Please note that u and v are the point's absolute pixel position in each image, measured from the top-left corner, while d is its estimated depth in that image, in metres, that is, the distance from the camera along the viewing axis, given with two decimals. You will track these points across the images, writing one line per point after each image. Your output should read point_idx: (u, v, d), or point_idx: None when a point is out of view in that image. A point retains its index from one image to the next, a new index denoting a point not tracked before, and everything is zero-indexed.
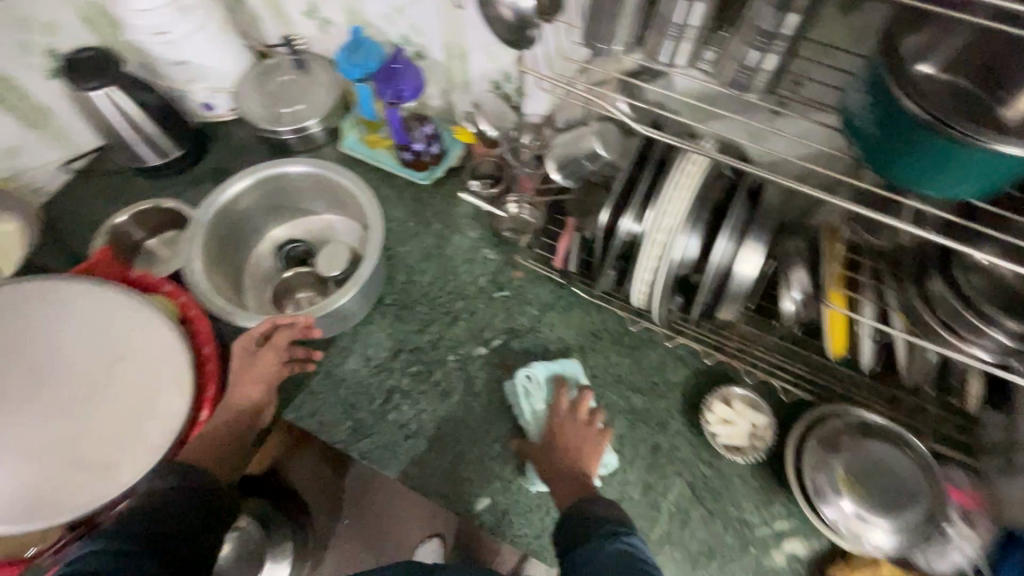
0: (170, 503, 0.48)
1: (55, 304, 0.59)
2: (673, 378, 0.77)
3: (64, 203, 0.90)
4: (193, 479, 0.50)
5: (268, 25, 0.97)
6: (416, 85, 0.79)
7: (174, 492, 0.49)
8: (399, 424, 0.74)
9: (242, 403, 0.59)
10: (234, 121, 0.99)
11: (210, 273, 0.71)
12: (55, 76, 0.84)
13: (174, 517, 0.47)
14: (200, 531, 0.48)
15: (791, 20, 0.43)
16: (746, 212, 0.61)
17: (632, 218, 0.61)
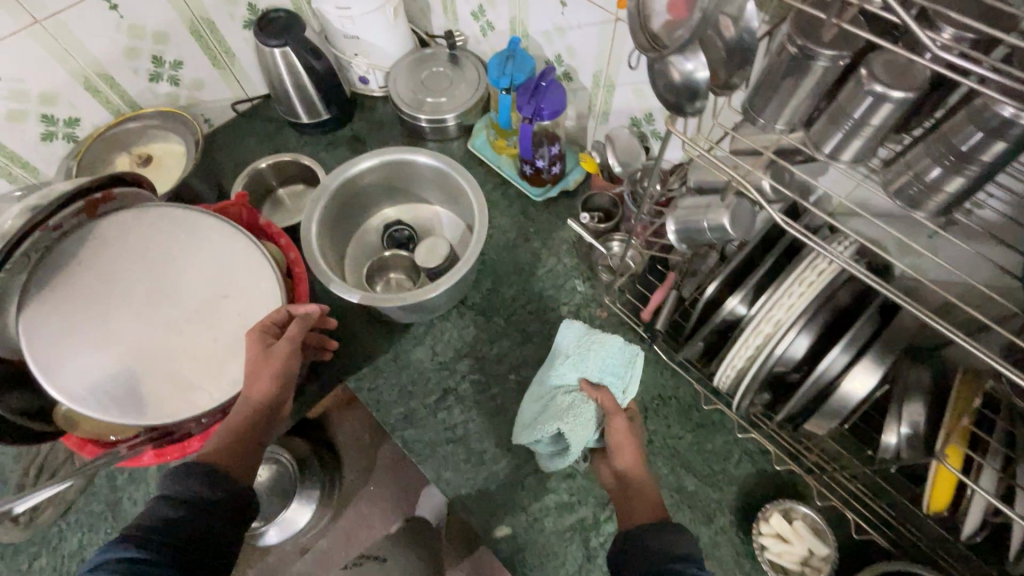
0: (186, 518, 0.48)
1: (186, 226, 0.62)
2: (734, 472, 0.71)
3: (225, 137, 1.01)
4: (209, 492, 0.51)
5: (436, 17, 1.02)
6: (557, 108, 0.78)
7: (185, 506, 0.49)
8: (446, 426, 0.75)
9: (254, 400, 0.56)
10: (381, 97, 1.06)
11: (322, 235, 0.76)
12: (248, 27, 0.95)
13: (191, 531, 0.48)
14: (217, 541, 0.49)
15: (996, 147, 0.37)
16: (871, 329, 0.54)
17: (740, 299, 0.57)
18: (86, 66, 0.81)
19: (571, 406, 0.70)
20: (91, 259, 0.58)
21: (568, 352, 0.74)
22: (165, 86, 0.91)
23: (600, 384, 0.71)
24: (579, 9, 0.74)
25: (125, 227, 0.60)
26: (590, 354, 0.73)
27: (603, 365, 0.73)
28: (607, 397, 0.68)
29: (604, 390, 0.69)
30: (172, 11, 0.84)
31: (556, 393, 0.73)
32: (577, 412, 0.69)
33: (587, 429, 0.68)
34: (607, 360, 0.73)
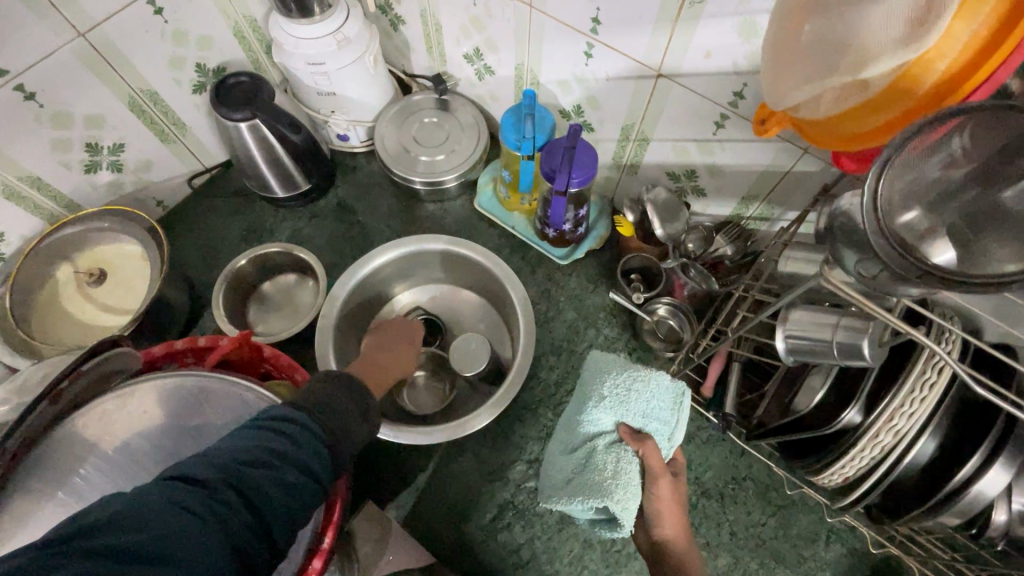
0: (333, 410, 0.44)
1: (166, 398, 0.49)
2: (825, 556, 0.67)
3: (185, 221, 0.86)
4: (351, 401, 0.47)
5: (419, 58, 0.89)
6: (589, 171, 0.68)
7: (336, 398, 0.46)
8: (511, 549, 0.67)
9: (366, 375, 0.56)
10: (363, 153, 0.93)
11: (338, 353, 0.65)
12: (199, 91, 0.79)
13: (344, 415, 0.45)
14: (355, 436, 0.45)
15: None
16: (1001, 431, 0.49)
17: (856, 410, 0.51)
18: (4, 172, 0.64)
19: (614, 463, 0.61)
20: (75, 478, 0.45)
21: (604, 394, 0.65)
22: (106, 174, 0.75)
23: (644, 435, 0.62)
24: (608, 61, 0.64)
25: (111, 425, 0.47)
26: (633, 397, 0.64)
27: (647, 409, 0.64)
28: (655, 455, 0.61)
29: (651, 445, 0.61)
30: (106, 89, 0.68)
31: (592, 444, 0.63)
32: (624, 473, 0.60)
33: (636, 499, 0.59)
34: (652, 405, 0.64)
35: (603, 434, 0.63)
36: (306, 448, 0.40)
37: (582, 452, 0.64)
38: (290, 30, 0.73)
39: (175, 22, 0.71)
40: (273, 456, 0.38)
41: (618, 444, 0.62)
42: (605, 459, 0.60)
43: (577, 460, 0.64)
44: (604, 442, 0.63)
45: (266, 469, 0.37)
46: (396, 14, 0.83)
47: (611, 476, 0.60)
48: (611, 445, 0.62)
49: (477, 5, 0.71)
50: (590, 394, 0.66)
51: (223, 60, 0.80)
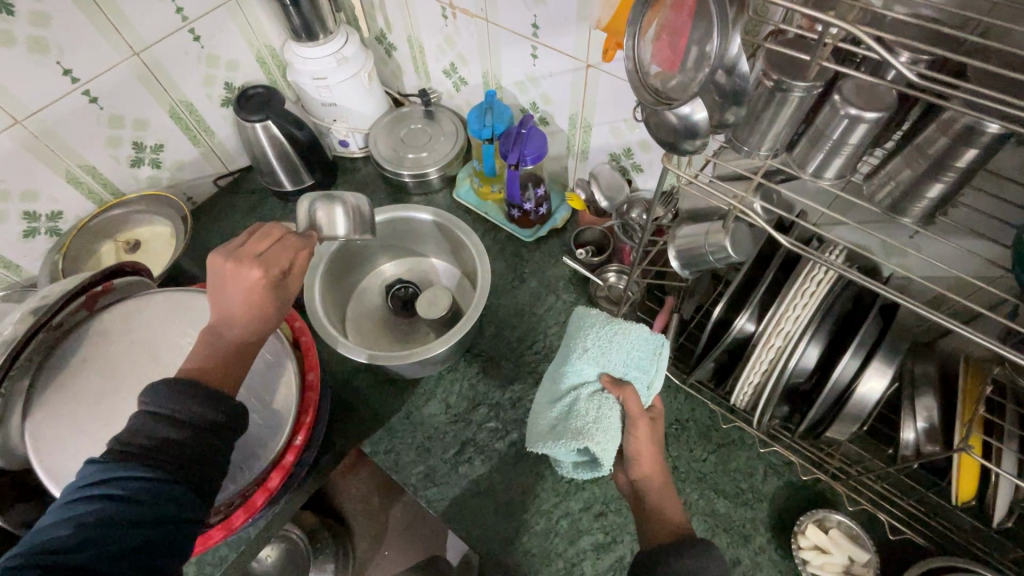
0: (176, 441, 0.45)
1: (183, 309, 0.61)
2: (763, 488, 0.71)
3: (209, 214, 1.01)
4: (211, 415, 0.48)
5: (408, 77, 1.06)
6: (539, 151, 0.81)
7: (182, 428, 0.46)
8: (470, 480, 0.74)
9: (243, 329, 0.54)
10: (361, 158, 1.08)
11: (323, 300, 0.76)
12: (226, 105, 0.96)
13: (191, 445, 0.46)
14: (217, 455, 0.47)
15: (967, 156, 0.40)
16: (875, 331, 0.57)
17: (747, 317, 0.59)
18: (67, 159, 0.81)
19: (596, 411, 0.61)
20: (97, 356, 0.57)
21: (587, 346, 0.63)
22: (147, 169, 0.91)
23: (625, 382, 0.62)
24: (549, 59, 0.78)
25: (130, 321, 0.59)
26: (615, 346, 0.63)
27: (627, 358, 0.63)
28: (635, 401, 0.61)
29: (632, 393, 0.61)
30: (152, 99, 0.86)
31: (574, 394, 0.63)
32: (606, 421, 0.60)
33: (615, 441, 0.60)
34: (633, 353, 0.63)
35: (587, 387, 0.63)
36: (148, 504, 0.42)
37: (564, 402, 0.63)
38: (298, 51, 0.90)
39: (209, 48, 0.89)
40: (110, 523, 0.40)
41: (601, 395, 0.62)
42: (586, 406, 0.61)
43: (559, 408, 0.64)
44: (587, 394, 0.62)
45: (107, 539, 0.39)
46: (389, 41, 1.00)
47: (593, 423, 0.60)
48: (594, 396, 0.62)
49: (448, 25, 0.88)
50: (573, 345, 0.65)
51: (248, 80, 0.98)
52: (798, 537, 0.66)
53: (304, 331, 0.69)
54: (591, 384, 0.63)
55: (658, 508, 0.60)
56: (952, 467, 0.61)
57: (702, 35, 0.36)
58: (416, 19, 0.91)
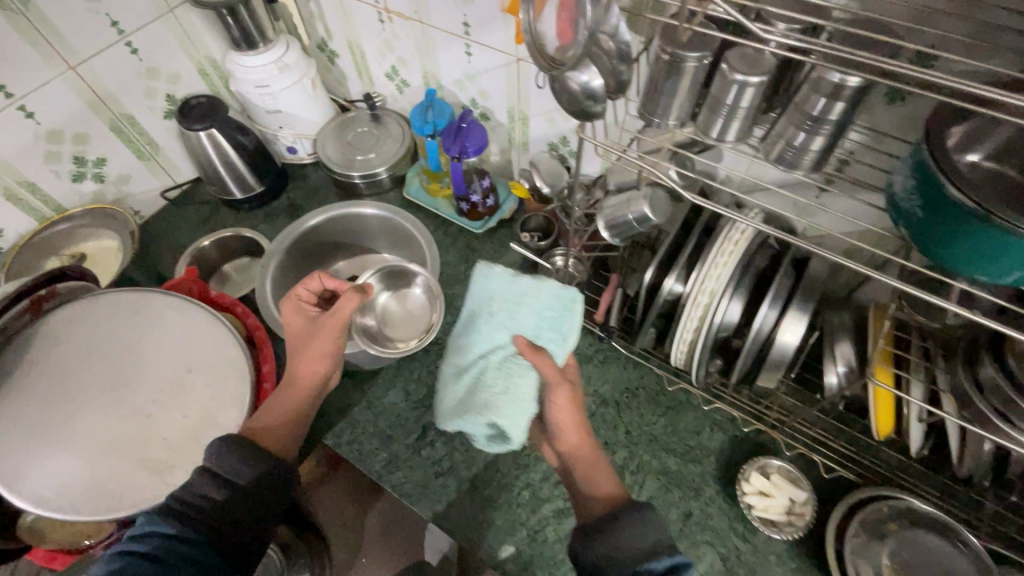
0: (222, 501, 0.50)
1: (139, 312, 0.62)
2: (709, 444, 0.75)
3: (158, 226, 1.01)
4: (249, 474, 0.52)
5: (352, 83, 1.08)
6: (480, 143, 0.85)
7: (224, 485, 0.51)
8: (433, 462, 0.76)
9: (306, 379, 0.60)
10: (311, 163, 1.10)
11: (277, 296, 0.78)
12: (170, 117, 0.97)
13: (229, 504, 0.50)
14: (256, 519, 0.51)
15: (836, 108, 0.46)
16: (790, 283, 0.62)
17: (675, 279, 0.64)
18: (4, 175, 0.80)
19: (507, 379, 0.64)
20: (44, 359, 0.58)
21: (493, 309, 0.65)
22: (90, 184, 0.91)
23: (540, 347, 0.63)
24: (483, 55, 0.82)
25: (85, 324, 0.61)
26: (522, 307, 0.65)
27: (538, 320, 0.65)
28: (548, 365, 0.62)
29: (546, 357, 0.63)
30: (91, 113, 0.86)
31: (483, 361, 0.66)
32: (518, 389, 0.63)
33: (525, 412, 0.62)
34: (544, 314, 0.65)
35: (501, 354, 0.65)
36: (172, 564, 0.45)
37: (473, 372, 0.66)
38: (240, 60, 0.92)
39: (148, 61, 0.90)
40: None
41: (513, 362, 0.64)
42: (496, 376, 0.64)
43: (466, 380, 0.67)
44: (499, 363, 0.65)
45: None
46: (331, 49, 1.03)
47: (500, 393, 0.63)
48: (504, 364, 0.64)
49: (385, 30, 0.91)
50: (481, 311, 0.67)
51: (190, 91, 0.99)
52: (744, 485, 0.70)
53: (256, 324, 0.69)
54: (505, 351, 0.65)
55: (593, 479, 0.61)
56: (871, 403, 0.67)
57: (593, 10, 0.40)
58: (355, 25, 0.94)
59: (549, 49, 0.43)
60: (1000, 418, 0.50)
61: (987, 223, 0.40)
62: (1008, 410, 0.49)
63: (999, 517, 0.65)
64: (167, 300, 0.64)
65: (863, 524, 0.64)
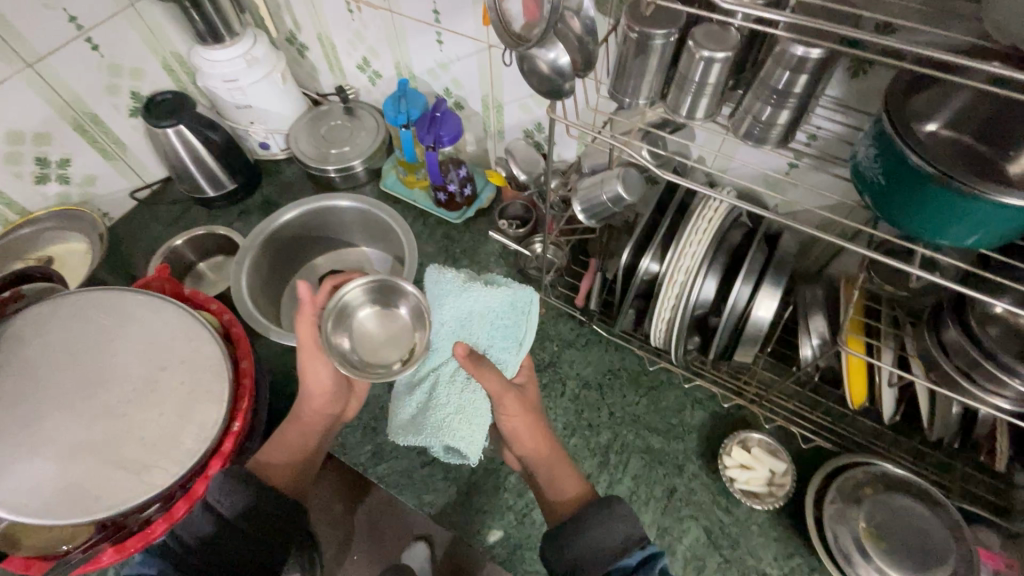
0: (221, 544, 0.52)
1: (111, 310, 0.61)
2: (691, 421, 0.76)
3: (129, 227, 0.99)
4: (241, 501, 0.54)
5: (324, 76, 1.07)
6: (455, 132, 0.85)
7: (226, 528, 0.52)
8: (419, 451, 0.76)
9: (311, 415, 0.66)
10: (284, 159, 1.08)
11: (254, 292, 0.77)
12: (136, 115, 0.95)
13: (228, 542, 0.52)
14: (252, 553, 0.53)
15: (800, 81, 0.47)
16: (763, 259, 0.63)
17: (651, 258, 0.65)
18: None
19: (460, 394, 0.67)
20: (11, 363, 0.57)
21: (443, 319, 0.70)
22: (55, 186, 0.89)
23: (482, 360, 0.62)
24: (454, 43, 0.82)
25: (55, 324, 0.60)
26: (473, 318, 0.69)
27: (490, 329, 0.69)
28: (491, 377, 0.62)
29: (488, 371, 0.62)
30: (52, 112, 0.83)
31: (435, 374, 0.70)
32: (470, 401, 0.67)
33: (480, 427, 0.66)
34: (496, 324, 0.70)
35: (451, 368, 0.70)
36: None
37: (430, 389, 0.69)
38: (206, 54, 0.90)
39: (110, 57, 0.88)
40: None
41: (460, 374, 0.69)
42: (449, 393, 0.66)
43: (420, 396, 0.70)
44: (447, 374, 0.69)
45: None
46: (300, 42, 1.02)
47: (454, 407, 0.66)
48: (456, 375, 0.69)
49: (355, 20, 0.90)
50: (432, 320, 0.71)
51: (156, 88, 0.97)
52: (725, 460, 0.71)
53: (232, 320, 0.68)
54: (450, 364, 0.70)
55: (557, 479, 0.62)
56: (845, 372, 0.68)
57: None
58: (324, 16, 0.93)
59: (515, 28, 0.43)
60: (964, 377, 0.51)
61: (944, 186, 0.42)
62: (972, 370, 0.50)
63: (970, 477, 0.67)
64: (140, 298, 0.63)
65: (841, 492, 0.66)
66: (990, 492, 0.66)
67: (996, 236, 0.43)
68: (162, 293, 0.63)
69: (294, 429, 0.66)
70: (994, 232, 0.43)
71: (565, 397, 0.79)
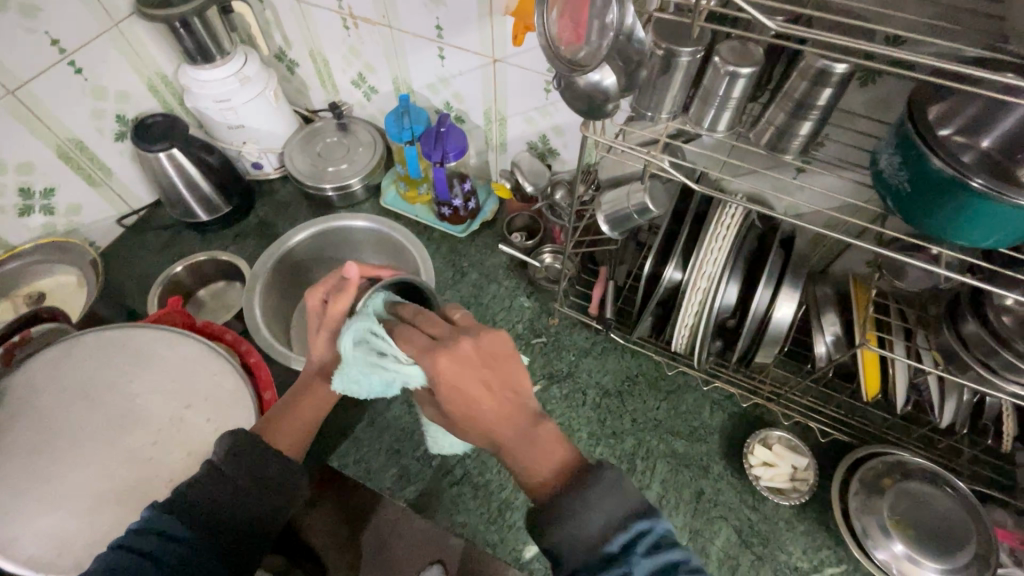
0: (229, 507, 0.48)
1: (128, 351, 0.60)
2: (711, 422, 0.78)
3: (118, 256, 0.95)
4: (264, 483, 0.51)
5: (315, 92, 1.05)
6: (461, 147, 0.85)
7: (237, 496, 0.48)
8: (445, 471, 0.75)
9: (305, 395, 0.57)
10: (278, 178, 1.06)
11: (267, 319, 0.75)
12: (122, 139, 0.91)
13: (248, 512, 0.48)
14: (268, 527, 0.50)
15: (824, 94, 0.48)
16: (780, 262, 0.65)
17: (674, 267, 0.66)
18: None
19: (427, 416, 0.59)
20: (30, 412, 0.55)
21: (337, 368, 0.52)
22: (40, 217, 0.85)
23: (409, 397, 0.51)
24: (457, 58, 0.82)
25: (72, 369, 0.58)
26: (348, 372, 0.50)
27: (371, 381, 0.50)
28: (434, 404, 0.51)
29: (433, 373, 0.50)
30: (35, 140, 0.79)
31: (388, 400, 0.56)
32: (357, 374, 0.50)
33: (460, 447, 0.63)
34: (365, 376, 0.50)
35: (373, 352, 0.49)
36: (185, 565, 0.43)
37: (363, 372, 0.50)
38: (196, 75, 0.87)
39: (94, 80, 0.84)
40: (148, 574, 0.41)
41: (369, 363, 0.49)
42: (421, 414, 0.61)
43: None
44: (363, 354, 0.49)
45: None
46: (290, 58, 0.99)
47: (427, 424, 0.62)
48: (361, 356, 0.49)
49: (351, 36, 0.88)
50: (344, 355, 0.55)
51: (141, 111, 0.93)
52: (749, 457, 0.73)
53: (250, 348, 0.66)
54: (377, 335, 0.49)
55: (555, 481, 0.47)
56: (859, 368, 0.71)
57: (601, 8, 0.41)
58: (317, 33, 0.91)
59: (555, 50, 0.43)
60: (984, 367, 0.55)
61: (968, 190, 0.43)
62: (992, 360, 0.54)
63: (978, 460, 0.71)
64: (157, 335, 0.61)
65: (863, 482, 0.68)
66: (997, 472, 0.70)
67: (1013, 240, 0.45)
68: (178, 328, 0.61)
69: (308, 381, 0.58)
70: (1011, 235, 0.45)
71: (586, 406, 0.80)
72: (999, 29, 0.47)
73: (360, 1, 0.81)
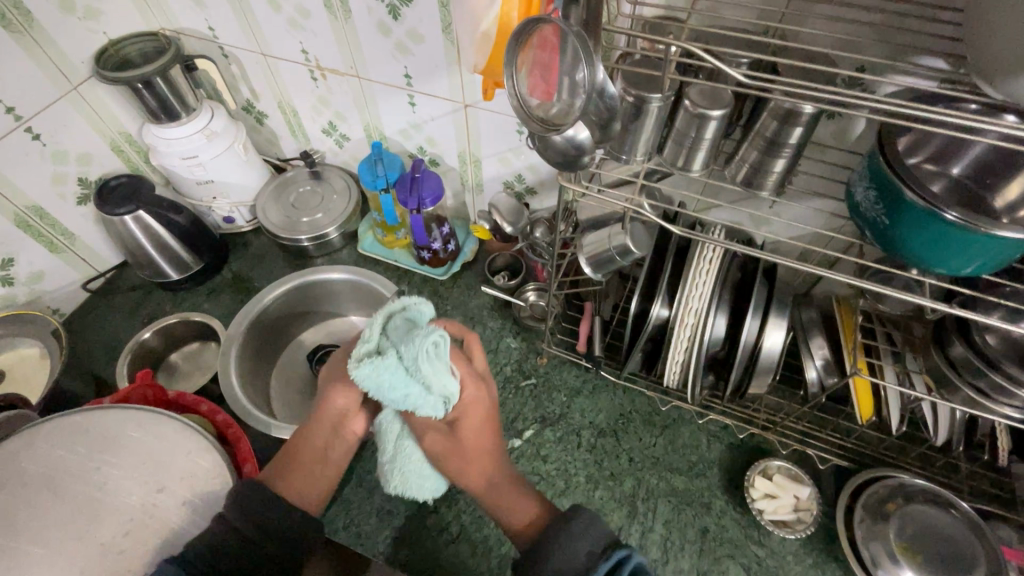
0: None
1: (97, 433, 0.57)
2: (709, 456, 0.76)
3: (86, 323, 0.91)
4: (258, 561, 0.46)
5: (285, 141, 1.03)
6: (436, 192, 0.84)
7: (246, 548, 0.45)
8: (440, 529, 0.71)
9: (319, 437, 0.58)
10: (250, 231, 1.03)
11: (244, 383, 0.72)
12: (85, 203, 0.88)
13: None
14: None
15: (795, 133, 0.48)
16: (764, 292, 0.65)
17: (660, 303, 0.66)
18: None
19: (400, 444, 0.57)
20: None
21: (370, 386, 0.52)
22: None
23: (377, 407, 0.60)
24: (428, 105, 0.82)
25: (33, 459, 0.55)
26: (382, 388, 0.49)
27: (382, 388, 0.49)
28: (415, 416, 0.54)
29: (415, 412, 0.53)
30: None
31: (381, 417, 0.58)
32: (414, 481, 0.58)
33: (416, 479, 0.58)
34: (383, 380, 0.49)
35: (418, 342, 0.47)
36: None
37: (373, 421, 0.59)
38: (161, 134, 0.86)
39: (53, 145, 0.81)
40: None
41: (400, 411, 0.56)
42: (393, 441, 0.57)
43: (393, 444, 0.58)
44: (429, 364, 0.47)
45: None
46: (258, 110, 0.98)
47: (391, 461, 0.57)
48: (391, 472, 0.58)
49: (319, 87, 0.88)
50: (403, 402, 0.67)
51: (104, 172, 0.90)
52: (752, 489, 0.71)
53: (229, 418, 0.64)
54: (405, 355, 0.48)
55: (507, 501, 0.54)
56: (851, 393, 0.70)
57: (570, 64, 0.42)
58: (285, 85, 0.90)
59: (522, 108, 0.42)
60: (976, 391, 0.54)
61: (941, 220, 0.43)
62: (981, 382, 0.53)
63: (976, 474, 0.70)
64: (127, 413, 0.58)
65: (869, 506, 0.67)
66: (994, 486, 0.69)
67: (994, 268, 0.45)
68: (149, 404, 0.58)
69: (317, 434, 0.58)
70: (989, 263, 0.45)
71: (582, 448, 0.77)
72: (955, 63, 0.48)
73: (327, 54, 0.81)
